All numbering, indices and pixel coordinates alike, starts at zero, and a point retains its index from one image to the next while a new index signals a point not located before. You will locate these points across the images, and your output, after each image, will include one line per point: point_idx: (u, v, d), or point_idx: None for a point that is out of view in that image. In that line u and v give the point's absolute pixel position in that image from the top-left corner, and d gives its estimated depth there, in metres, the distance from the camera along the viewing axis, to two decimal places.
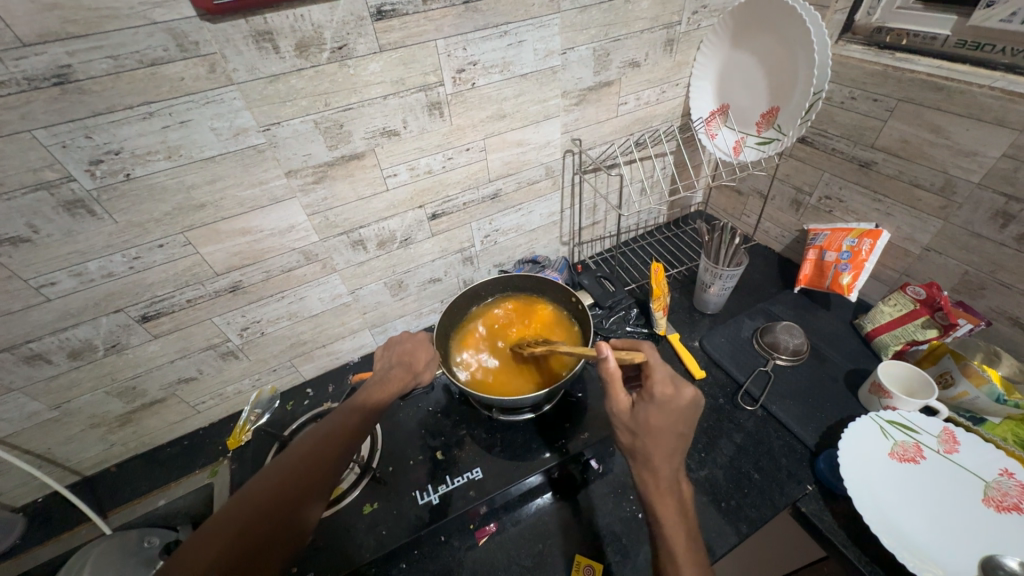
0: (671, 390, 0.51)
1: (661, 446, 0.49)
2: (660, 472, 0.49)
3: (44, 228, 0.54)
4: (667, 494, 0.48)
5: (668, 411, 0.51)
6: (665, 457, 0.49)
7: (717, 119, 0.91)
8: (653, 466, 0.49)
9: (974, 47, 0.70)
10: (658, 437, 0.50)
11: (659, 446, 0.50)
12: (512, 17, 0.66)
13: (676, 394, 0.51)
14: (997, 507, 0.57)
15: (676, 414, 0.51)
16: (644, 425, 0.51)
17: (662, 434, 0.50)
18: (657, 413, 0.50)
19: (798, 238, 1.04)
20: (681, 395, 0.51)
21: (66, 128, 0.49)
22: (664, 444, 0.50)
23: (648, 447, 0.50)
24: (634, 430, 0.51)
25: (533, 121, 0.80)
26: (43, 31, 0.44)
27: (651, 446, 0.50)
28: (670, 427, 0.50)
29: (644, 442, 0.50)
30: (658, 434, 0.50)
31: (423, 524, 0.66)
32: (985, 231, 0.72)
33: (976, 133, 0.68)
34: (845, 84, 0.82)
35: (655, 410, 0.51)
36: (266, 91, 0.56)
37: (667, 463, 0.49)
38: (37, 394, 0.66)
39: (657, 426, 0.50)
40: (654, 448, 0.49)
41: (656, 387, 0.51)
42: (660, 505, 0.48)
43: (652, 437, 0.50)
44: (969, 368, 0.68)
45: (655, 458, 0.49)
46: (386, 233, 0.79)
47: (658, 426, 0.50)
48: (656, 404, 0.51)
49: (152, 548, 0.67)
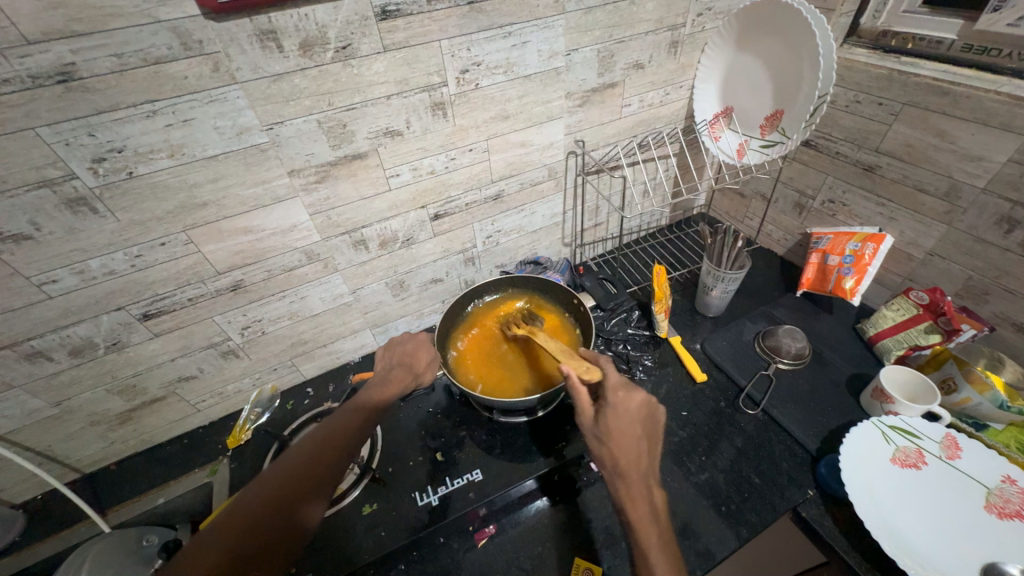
0: (626, 393, 0.53)
1: (627, 453, 0.49)
2: (631, 480, 0.48)
3: (46, 225, 0.54)
4: (640, 503, 0.47)
5: (628, 415, 0.52)
6: (633, 464, 0.49)
7: (721, 121, 0.91)
8: (623, 473, 0.49)
9: (980, 52, 0.69)
10: (622, 443, 0.50)
11: (624, 452, 0.50)
12: (516, 18, 0.66)
13: (630, 397, 0.53)
14: (1000, 514, 0.57)
15: (633, 418, 0.52)
16: (608, 431, 0.51)
17: (626, 440, 0.50)
18: (617, 418, 0.51)
19: (801, 242, 1.04)
20: (635, 399, 0.53)
21: (70, 126, 0.49)
22: (629, 450, 0.50)
23: (614, 454, 0.49)
24: (600, 438, 0.51)
25: (536, 122, 0.80)
26: (47, 28, 0.44)
27: (618, 451, 0.50)
28: (632, 432, 0.51)
29: (610, 449, 0.50)
30: (622, 439, 0.50)
31: (423, 526, 0.66)
32: (989, 236, 0.71)
33: (981, 138, 0.67)
34: (850, 87, 0.82)
35: (615, 414, 0.52)
36: (270, 90, 0.56)
37: (637, 469, 0.49)
38: (37, 391, 0.66)
39: (619, 432, 0.51)
40: (620, 455, 0.49)
41: (611, 392, 0.53)
42: (635, 514, 0.47)
43: (617, 442, 0.50)
44: (972, 374, 0.68)
45: (624, 466, 0.49)
46: (388, 233, 0.79)
47: (620, 431, 0.51)
48: (614, 410, 0.52)
49: (151, 547, 0.67)
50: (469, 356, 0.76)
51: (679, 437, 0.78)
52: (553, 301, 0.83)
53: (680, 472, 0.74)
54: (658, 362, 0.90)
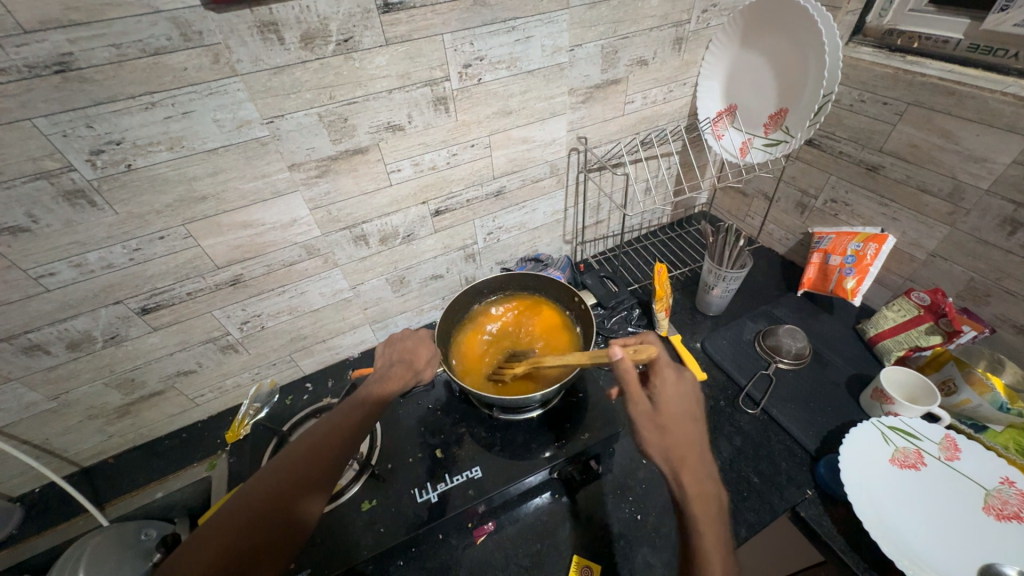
0: (676, 379, 0.55)
1: (685, 438, 0.51)
2: (691, 465, 0.49)
3: (44, 218, 0.53)
4: (703, 488, 0.47)
5: (679, 399, 0.54)
6: (690, 448, 0.50)
7: (724, 120, 0.90)
8: (685, 464, 0.49)
9: (986, 52, 0.69)
10: (678, 426, 0.51)
11: (681, 437, 0.51)
12: (520, 12, 0.66)
13: (681, 381, 0.55)
14: (998, 516, 0.57)
15: (687, 402, 0.54)
16: (665, 416, 0.52)
17: (681, 424, 0.52)
18: (671, 402, 0.53)
19: (802, 241, 1.04)
20: (686, 383, 0.55)
21: (68, 117, 0.49)
22: (685, 435, 0.51)
23: (673, 439, 0.50)
24: (658, 423, 0.51)
25: (539, 118, 0.79)
26: (44, 17, 0.43)
27: (678, 441, 0.50)
28: (685, 416, 0.52)
29: (670, 434, 0.50)
30: (678, 423, 0.51)
31: (421, 522, 0.66)
32: (992, 238, 0.71)
33: (986, 139, 0.67)
34: (855, 86, 0.81)
35: (667, 398, 0.53)
36: (270, 83, 0.56)
37: (694, 454, 0.50)
38: (35, 385, 0.66)
39: (675, 416, 0.52)
40: (678, 438, 0.50)
41: (663, 377, 0.54)
42: (697, 498, 0.47)
43: (676, 432, 0.51)
44: (972, 376, 0.68)
45: (684, 450, 0.49)
46: (389, 228, 0.78)
47: (676, 415, 0.52)
48: (666, 394, 0.54)
49: (150, 541, 0.68)
50: (468, 357, 0.76)
51: None
52: (550, 298, 0.83)
53: None
54: None
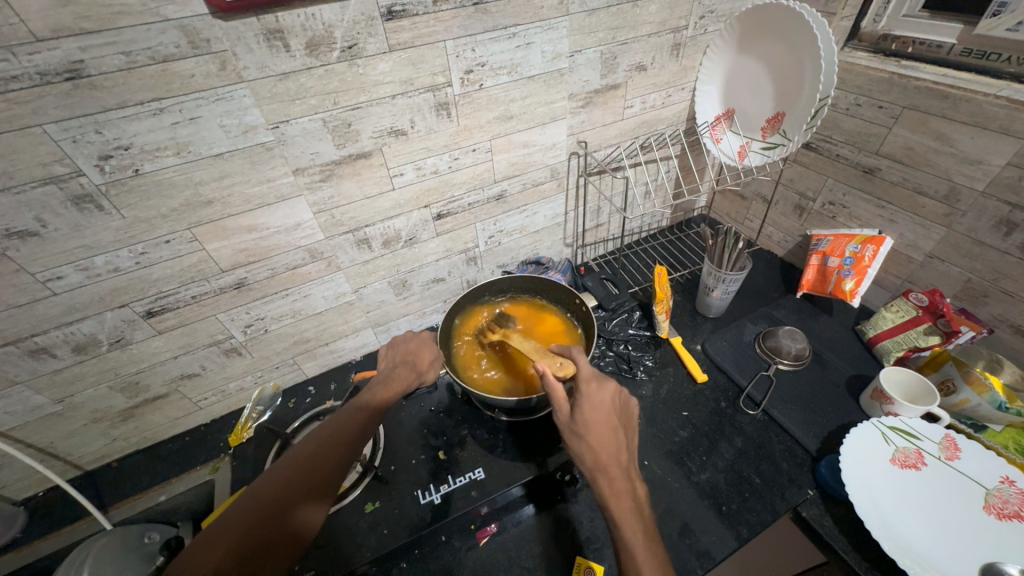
0: (598, 385, 0.54)
1: (604, 447, 0.50)
2: (611, 474, 0.49)
3: (52, 222, 0.54)
4: (623, 497, 0.48)
5: (601, 408, 0.53)
6: (612, 457, 0.50)
7: (722, 123, 0.91)
8: (603, 469, 0.49)
9: (979, 56, 0.70)
10: (598, 436, 0.51)
11: (604, 446, 0.50)
12: (520, 19, 0.67)
13: (602, 389, 0.54)
14: (998, 515, 0.58)
15: (610, 409, 0.53)
16: (585, 426, 0.51)
17: (604, 432, 0.51)
18: (593, 411, 0.52)
19: (801, 244, 1.05)
20: (608, 390, 0.54)
21: (77, 123, 0.49)
22: (607, 444, 0.50)
23: (593, 448, 0.50)
24: (578, 433, 0.52)
25: (539, 123, 0.80)
26: (56, 26, 0.44)
27: (594, 446, 0.50)
28: (606, 424, 0.52)
29: (590, 444, 0.50)
30: (599, 433, 0.51)
31: (425, 524, 0.66)
32: (988, 239, 0.72)
33: (980, 141, 0.68)
34: (851, 90, 0.82)
35: (588, 408, 0.52)
36: (276, 89, 0.57)
37: (616, 462, 0.50)
38: (41, 388, 0.66)
39: (595, 425, 0.51)
40: (598, 448, 0.50)
41: (584, 385, 0.54)
42: (617, 508, 0.48)
43: (593, 437, 0.51)
44: (971, 376, 0.69)
45: (603, 459, 0.50)
46: (391, 232, 0.79)
47: (596, 424, 0.51)
48: (587, 402, 0.53)
49: (153, 544, 0.67)
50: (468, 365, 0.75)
51: (680, 438, 0.79)
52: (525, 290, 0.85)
53: (681, 472, 0.74)
54: (659, 363, 0.91)
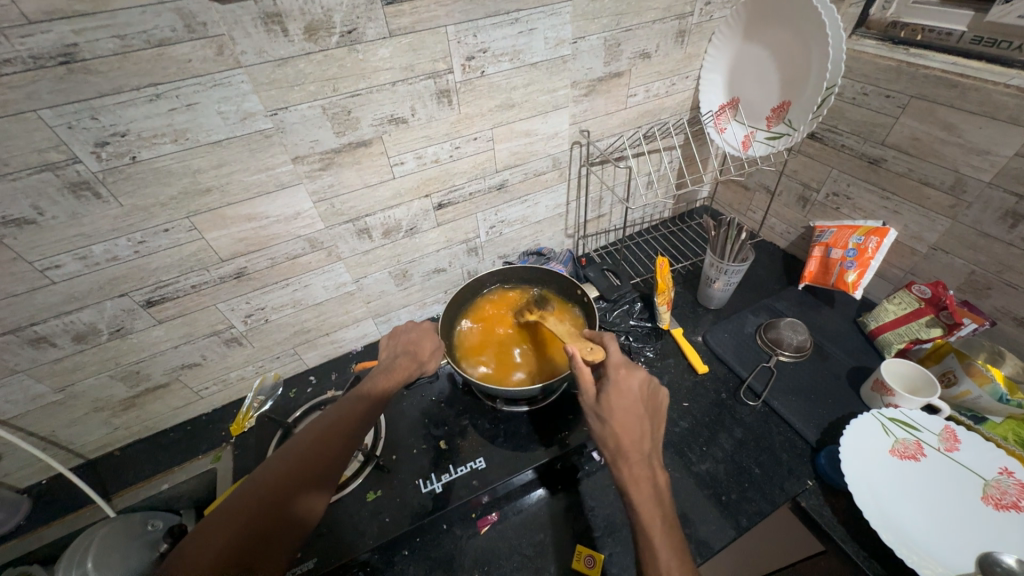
0: (627, 371, 0.55)
1: (628, 431, 0.50)
2: (632, 459, 0.49)
3: (49, 210, 0.53)
4: (643, 483, 0.48)
5: (628, 393, 0.53)
6: (635, 441, 0.50)
7: (727, 113, 0.90)
8: (625, 453, 0.49)
9: (989, 44, 0.69)
10: (623, 420, 0.51)
11: (627, 431, 0.50)
12: (523, 4, 0.65)
13: (632, 375, 0.55)
14: (996, 505, 0.58)
15: (637, 395, 0.53)
16: (610, 409, 0.51)
17: (628, 417, 0.51)
18: (619, 395, 0.52)
19: (803, 235, 1.04)
20: (637, 376, 0.55)
21: (72, 108, 0.49)
22: (632, 428, 0.50)
23: (616, 432, 0.50)
24: (602, 417, 0.51)
25: (542, 111, 0.79)
26: (48, 7, 0.43)
27: (618, 429, 0.50)
28: (633, 409, 0.52)
29: (613, 428, 0.50)
30: (623, 417, 0.51)
31: (426, 512, 0.67)
32: (993, 230, 0.71)
33: (988, 131, 0.67)
34: (858, 79, 0.81)
35: (615, 392, 0.52)
36: (274, 75, 0.56)
37: (638, 447, 0.49)
38: (41, 377, 0.66)
39: (620, 410, 0.51)
40: (622, 432, 0.50)
41: (613, 369, 0.55)
42: (636, 494, 0.47)
43: (618, 420, 0.51)
44: (972, 368, 0.69)
45: (625, 443, 0.49)
46: (392, 222, 0.79)
47: (622, 408, 0.51)
48: (614, 386, 0.53)
49: (156, 531, 0.67)
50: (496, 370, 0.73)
51: (680, 428, 0.79)
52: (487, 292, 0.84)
53: (681, 462, 0.75)
54: (660, 354, 0.91)
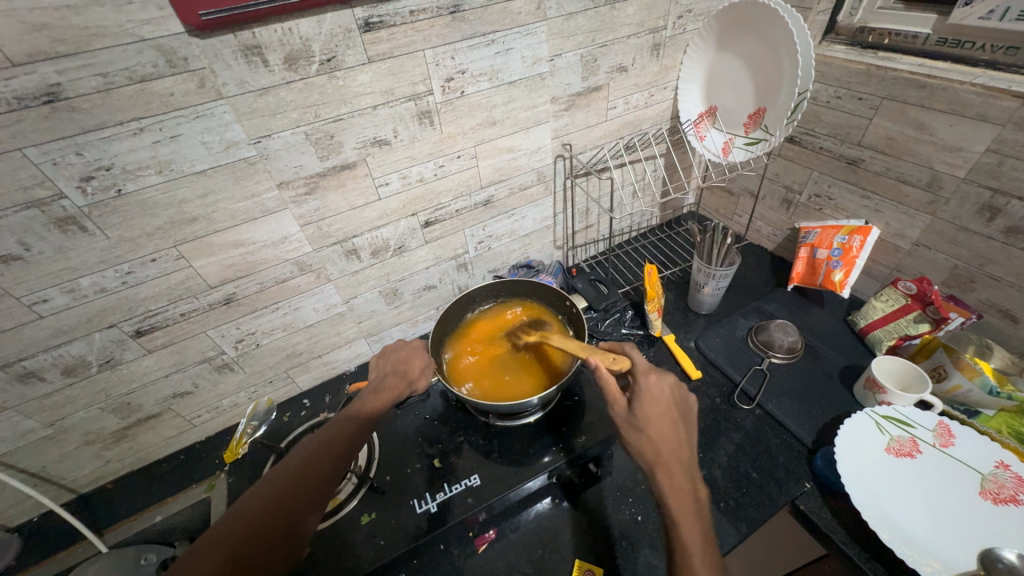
0: (658, 378, 0.54)
1: (666, 441, 0.51)
2: (673, 469, 0.49)
3: (35, 246, 0.54)
4: (684, 493, 0.48)
5: (661, 401, 0.53)
6: (671, 451, 0.50)
7: (705, 121, 0.92)
8: (662, 462, 0.50)
9: (954, 45, 0.71)
10: (660, 430, 0.51)
11: (663, 441, 0.51)
12: (498, 26, 0.67)
13: (663, 381, 0.54)
14: (995, 500, 0.58)
15: (669, 404, 0.53)
16: (645, 419, 0.52)
17: (663, 426, 0.52)
18: (652, 405, 0.52)
19: (789, 237, 1.05)
20: (667, 382, 0.54)
21: (57, 145, 0.49)
22: (668, 439, 0.51)
23: (652, 441, 0.51)
24: (638, 427, 0.52)
25: (523, 127, 0.81)
26: (31, 50, 0.44)
27: (653, 439, 0.51)
28: (666, 418, 0.52)
29: (650, 438, 0.51)
30: (659, 427, 0.51)
31: (422, 534, 0.66)
32: (972, 225, 0.72)
33: (959, 129, 0.69)
34: (830, 83, 0.83)
35: (647, 401, 0.53)
36: (256, 104, 0.57)
37: (675, 456, 0.50)
38: (31, 412, 0.66)
39: (655, 419, 0.52)
40: (660, 443, 0.51)
41: (642, 377, 0.54)
42: (677, 505, 0.47)
43: (651, 430, 0.51)
44: (961, 361, 0.69)
45: (663, 453, 0.50)
46: (380, 242, 0.79)
47: (656, 418, 0.52)
48: (647, 395, 0.53)
49: (150, 565, 0.66)
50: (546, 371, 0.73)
51: None
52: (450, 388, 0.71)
53: None
54: (653, 361, 0.91)
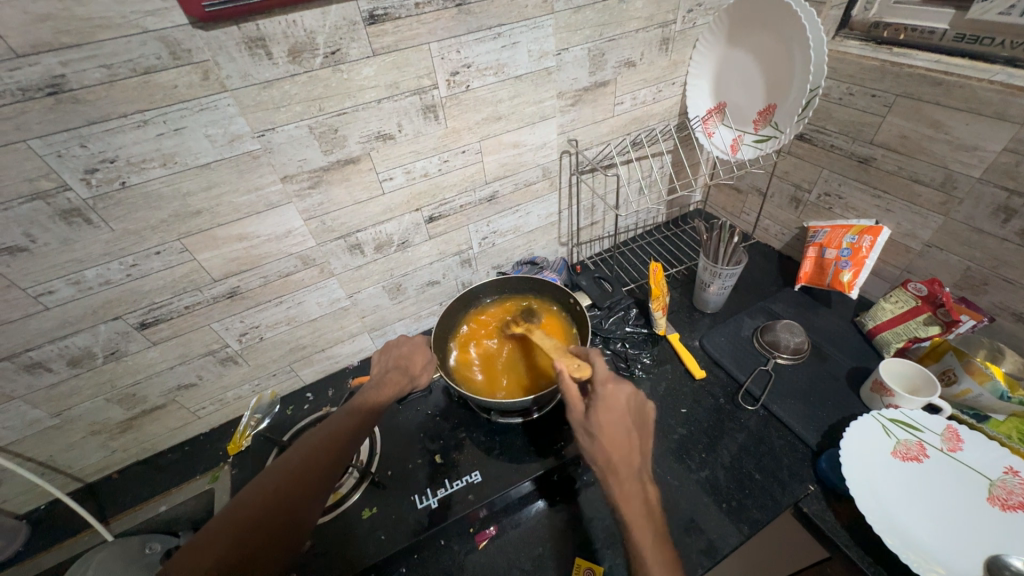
0: (615, 387, 0.54)
1: (619, 448, 0.50)
2: (623, 474, 0.49)
3: (41, 237, 0.54)
4: (633, 499, 0.48)
5: (616, 409, 0.53)
6: (625, 457, 0.50)
7: (714, 117, 0.91)
8: (615, 469, 0.49)
9: (973, 41, 0.69)
10: (613, 437, 0.51)
11: (617, 448, 0.50)
12: (505, 19, 0.66)
13: (619, 390, 0.54)
14: (1002, 506, 0.57)
15: (625, 411, 0.53)
16: (599, 426, 0.51)
17: (618, 434, 0.51)
18: (608, 412, 0.52)
19: (798, 236, 1.04)
20: (624, 392, 0.54)
21: (61, 137, 0.49)
22: (621, 444, 0.50)
23: (606, 448, 0.50)
24: (591, 433, 0.51)
25: (529, 122, 0.80)
26: (36, 41, 0.44)
27: (607, 446, 0.50)
28: (622, 426, 0.52)
29: (602, 444, 0.50)
30: (612, 433, 0.51)
31: (423, 529, 0.66)
32: (986, 226, 0.71)
33: (975, 127, 0.67)
34: (843, 80, 0.81)
35: (603, 408, 0.52)
36: (260, 97, 0.57)
37: (628, 462, 0.50)
38: (38, 402, 0.66)
39: (610, 426, 0.51)
40: (612, 449, 0.50)
41: (600, 386, 0.54)
42: (627, 510, 0.47)
43: (605, 437, 0.51)
44: (972, 365, 0.68)
45: (616, 461, 0.50)
46: (383, 236, 0.79)
47: (611, 425, 0.51)
48: (603, 403, 0.53)
49: (155, 554, 0.67)
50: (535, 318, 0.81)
51: (678, 435, 0.78)
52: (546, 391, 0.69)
53: (681, 469, 0.74)
54: (657, 360, 0.90)
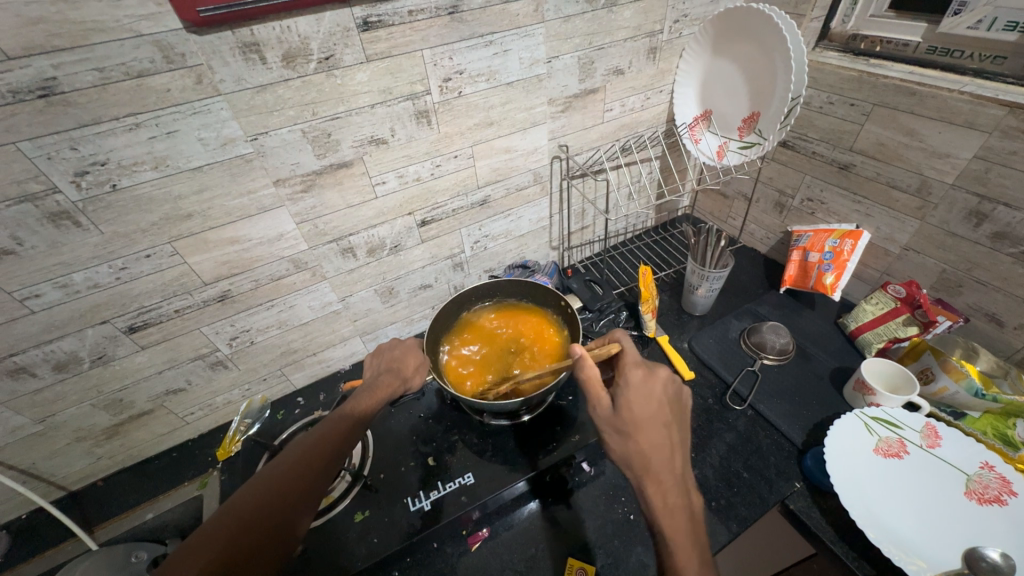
0: (646, 374, 0.54)
1: (654, 447, 0.49)
2: (661, 481, 0.47)
3: (28, 240, 0.53)
4: (674, 509, 0.46)
5: (649, 399, 0.52)
6: (661, 458, 0.48)
7: (701, 124, 0.93)
8: (650, 470, 0.48)
9: (944, 53, 0.73)
10: (649, 434, 0.49)
11: (653, 447, 0.49)
12: (497, 27, 0.68)
13: (651, 377, 0.53)
14: (979, 500, 0.59)
15: (660, 401, 0.52)
16: (630, 420, 0.50)
17: (653, 430, 0.50)
18: (639, 402, 0.51)
19: (782, 240, 1.06)
20: (658, 380, 0.53)
21: (52, 140, 0.49)
22: (658, 443, 0.49)
23: (639, 447, 0.49)
24: (623, 432, 0.50)
25: (520, 128, 0.81)
26: (28, 44, 0.44)
27: (640, 444, 0.49)
28: (657, 419, 0.50)
29: (636, 442, 0.49)
30: (647, 430, 0.49)
31: (415, 532, 0.66)
32: (960, 230, 0.74)
33: (947, 136, 0.70)
34: (823, 89, 0.84)
35: (635, 399, 0.51)
36: (254, 101, 0.57)
37: (665, 464, 0.48)
38: (21, 407, 0.65)
39: (642, 420, 0.50)
40: (646, 447, 0.49)
41: (630, 373, 0.54)
42: (667, 521, 0.45)
43: (639, 434, 0.49)
44: (949, 364, 0.70)
45: (652, 462, 0.48)
46: (376, 240, 0.79)
47: (643, 419, 0.50)
48: (633, 395, 0.52)
49: (140, 563, 0.65)
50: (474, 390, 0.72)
51: None
52: (444, 335, 0.80)
53: None
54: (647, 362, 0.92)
